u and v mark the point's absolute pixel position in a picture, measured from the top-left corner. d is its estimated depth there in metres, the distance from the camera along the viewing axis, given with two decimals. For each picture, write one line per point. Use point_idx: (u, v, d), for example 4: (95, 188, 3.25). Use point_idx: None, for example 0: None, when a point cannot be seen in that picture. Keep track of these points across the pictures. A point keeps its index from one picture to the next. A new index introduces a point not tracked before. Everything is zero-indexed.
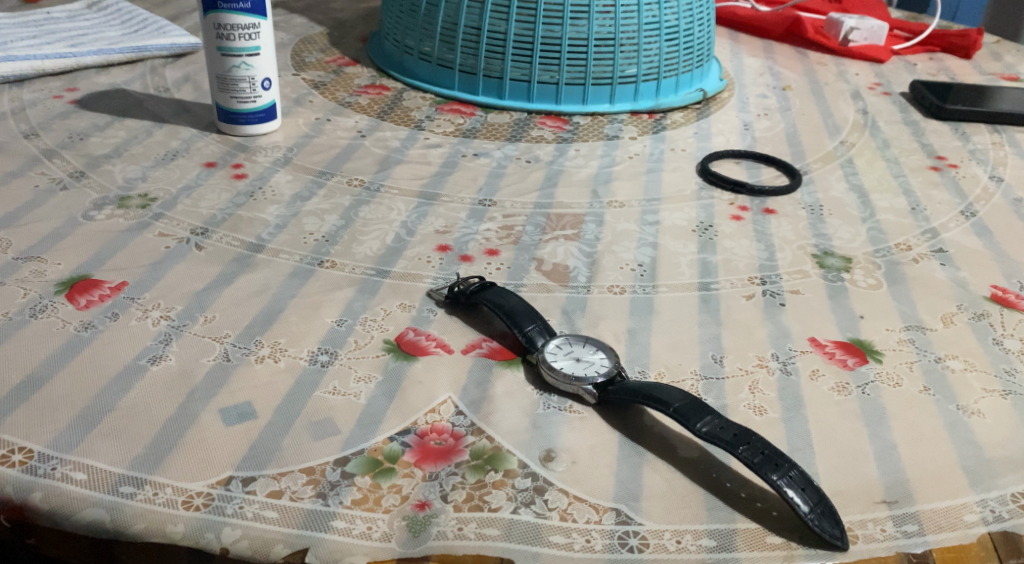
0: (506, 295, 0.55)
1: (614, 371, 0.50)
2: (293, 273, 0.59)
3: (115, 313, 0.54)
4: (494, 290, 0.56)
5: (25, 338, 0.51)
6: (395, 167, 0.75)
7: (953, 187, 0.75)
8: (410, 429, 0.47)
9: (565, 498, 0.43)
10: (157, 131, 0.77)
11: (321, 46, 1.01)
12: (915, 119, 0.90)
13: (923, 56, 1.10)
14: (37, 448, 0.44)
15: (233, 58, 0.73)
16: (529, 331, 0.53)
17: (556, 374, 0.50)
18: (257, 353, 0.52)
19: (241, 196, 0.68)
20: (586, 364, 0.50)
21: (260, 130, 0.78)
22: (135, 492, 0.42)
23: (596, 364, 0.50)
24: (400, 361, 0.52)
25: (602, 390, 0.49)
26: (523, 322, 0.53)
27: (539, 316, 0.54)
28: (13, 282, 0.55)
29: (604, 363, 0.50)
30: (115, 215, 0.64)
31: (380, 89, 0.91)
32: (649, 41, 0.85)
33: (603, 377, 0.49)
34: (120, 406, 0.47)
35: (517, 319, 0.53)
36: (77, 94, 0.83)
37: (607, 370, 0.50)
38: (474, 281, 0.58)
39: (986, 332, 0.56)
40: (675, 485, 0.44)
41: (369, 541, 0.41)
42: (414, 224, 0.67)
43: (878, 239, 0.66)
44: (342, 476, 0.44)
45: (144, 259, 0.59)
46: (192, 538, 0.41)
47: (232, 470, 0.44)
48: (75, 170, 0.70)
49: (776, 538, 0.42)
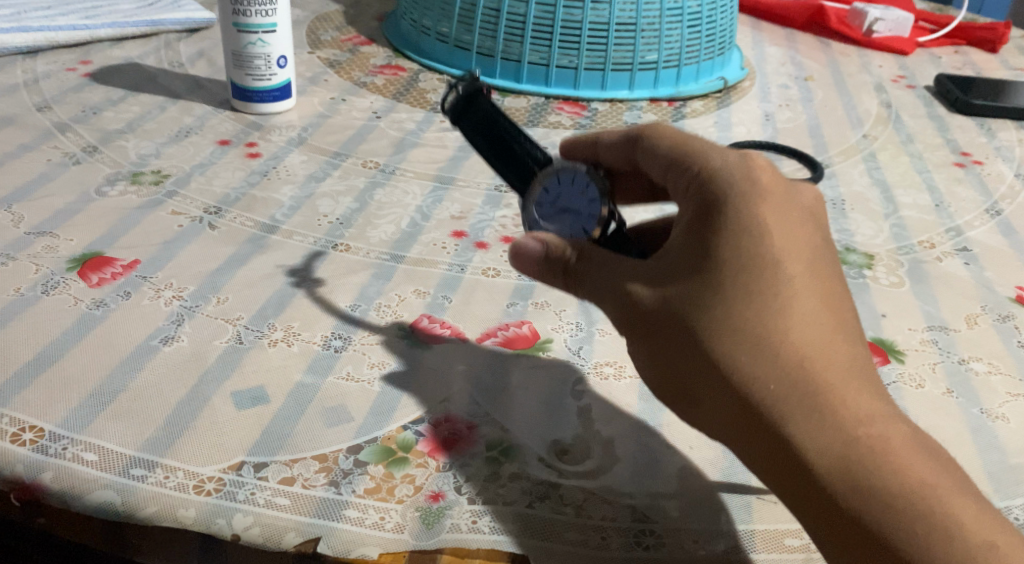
0: (498, 114, 0.49)
1: (602, 219, 0.47)
2: (307, 256, 0.59)
3: (127, 291, 0.53)
4: (482, 100, 0.49)
5: (36, 315, 0.50)
6: (410, 150, 0.74)
7: (978, 185, 0.74)
8: (424, 417, 0.47)
9: (580, 494, 0.43)
10: (171, 107, 0.77)
11: (337, 24, 0.99)
12: (939, 114, 0.88)
13: (948, 49, 1.09)
14: (49, 427, 0.44)
15: (249, 34, 0.73)
16: (519, 176, 0.48)
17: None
18: (270, 337, 0.51)
19: (255, 175, 0.68)
20: (571, 216, 0.47)
21: (274, 109, 0.77)
22: (145, 474, 0.42)
23: (582, 215, 0.47)
24: (414, 349, 0.51)
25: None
26: (513, 161, 0.48)
27: (530, 145, 0.48)
28: (25, 257, 0.55)
29: (590, 208, 0.47)
30: (128, 191, 0.63)
31: (396, 70, 0.89)
32: (671, 27, 0.84)
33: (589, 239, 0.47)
34: (132, 386, 0.46)
35: (506, 160, 0.49)
36: (90, 67, 0.82)
37: (594, 218, 0.47)
38: (462, 78, 0.50)
39: (1011, 335, 0.55)
40: (691, 483, 0.45)
41: (382, 531, 0.41)
42: (429, 209, 0.66)
43: (901, 235, 0.65)
44: (355, 465, 0.44)
45: (156, 237, 0.59)
46: (203, 523, 0.41)
47: (244, 455, 0.43)
48: (88, 145, 0.69)
49: (794, 540, 0.42)
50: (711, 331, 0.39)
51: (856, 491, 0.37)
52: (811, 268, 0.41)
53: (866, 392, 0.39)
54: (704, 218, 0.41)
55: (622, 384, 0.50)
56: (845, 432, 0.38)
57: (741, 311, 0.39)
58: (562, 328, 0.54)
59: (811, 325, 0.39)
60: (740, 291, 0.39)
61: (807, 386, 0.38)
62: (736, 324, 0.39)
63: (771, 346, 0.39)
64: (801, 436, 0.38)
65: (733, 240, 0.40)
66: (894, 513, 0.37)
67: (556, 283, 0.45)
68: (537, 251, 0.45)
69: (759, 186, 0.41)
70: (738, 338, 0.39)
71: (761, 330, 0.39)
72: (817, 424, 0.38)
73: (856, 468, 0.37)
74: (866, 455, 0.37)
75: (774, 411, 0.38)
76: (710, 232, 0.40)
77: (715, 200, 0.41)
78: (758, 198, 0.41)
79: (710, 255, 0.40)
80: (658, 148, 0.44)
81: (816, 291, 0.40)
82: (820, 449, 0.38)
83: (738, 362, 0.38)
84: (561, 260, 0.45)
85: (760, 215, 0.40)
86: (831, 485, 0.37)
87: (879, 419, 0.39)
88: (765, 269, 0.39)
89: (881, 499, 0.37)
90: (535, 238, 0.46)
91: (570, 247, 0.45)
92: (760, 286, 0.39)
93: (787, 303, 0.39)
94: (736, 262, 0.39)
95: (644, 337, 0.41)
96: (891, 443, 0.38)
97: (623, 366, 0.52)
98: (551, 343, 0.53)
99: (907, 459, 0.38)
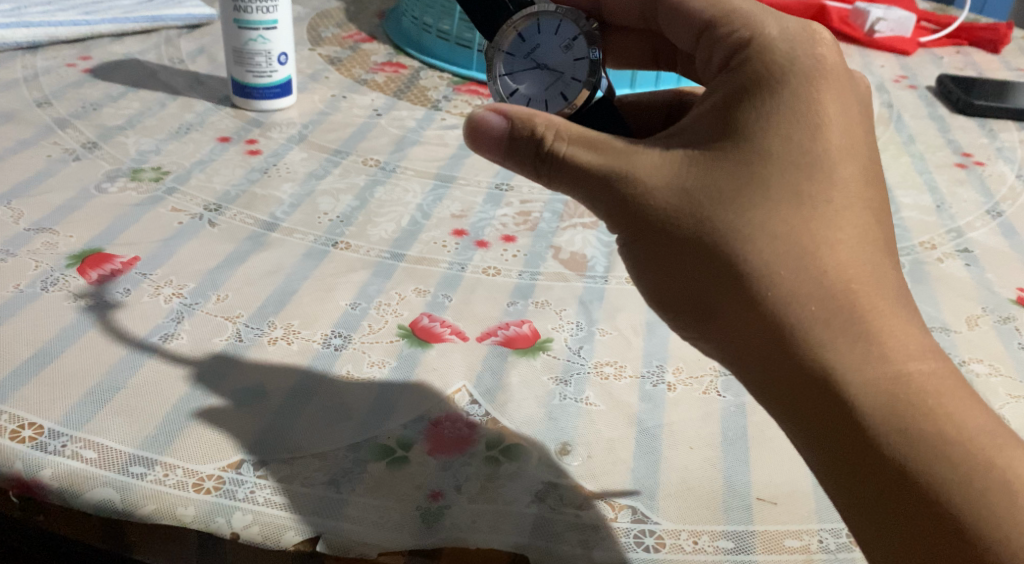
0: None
1: (585, 84, 0.50)
2: (307, 253, 0.58)
3: (127, 288, 0.53)
4: None
5: (35, 312, 0.50)
6: (411, 148, 0.74)
7: (979, 185, 0.74)
8: (424, 416, 0.47)
9: (580, 495, 0.43)
10: (171, 103, 0.76)
11: (338, 21, 0.99)
12: (941, 115, 0.88)
13: (950, 49, 1.09)
14: (47, 424, 0.43)
15: (250, 31, 0.73)
16: (495, 18, 0.50)
17: (512, 94, 0.51)
18: (270, 334, 0.51)
19: (255, 172, 0.67)
20: (553, 75, 0.50)
21: (274, 106, 0.77)
22: (145, 472, 0.42)
23: (565, 76, 0.50)
24: (414, 348, 0.51)
25: (571, 113, 0.50)
26: (488, 4, 0.50)
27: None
28: (24, 253, 0.55)
29: (575, 71, 0.50)
30: (128, 187, 0.63)
31: (397, 67, 0.89)
32: None
33: (569, 103, 0.50)
34: (131, 384, 0.46)
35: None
36: (90, 62, 0.82)
37: (579, 83, 0.50)
38: None
39: (1012, 337, 0.55)
40: (692, 484, 0.45)
41: (382, 530, 0.41)
42: (429, 207, 0.66)
43: (902, 236, 0.65)
44: (355, 463, 0.44)
45: (156, 235, 0.58)
46: (203, 521, 0.41)
47: (243, 454, 0.43)
48: (88, 141, 0.69)
49: (793, 541, 0.42)
50: (747, 231, 0.40)
51: (896, 428, 0.38)
52: (853, 184, 0.42)
53: (897, 318, 0.40)
54: (745, 106, 0.42)
55: (622, 384, 0.50)
56: (887, 364, 0.39)
57: (781, 211, 0.40)
58: (562, 327, 0.54)
59: (846, 240, 0.41)
60: (784, 191, 0.41)
61: (848, 305, 0.39)
62: (775, 224, 0.40)
63: (812, 248, 0.40)
64: (833, 350, 0.39)
65: (783, 134, 0.41)
66: (922, 447, 0.37)
67: (524, 166, 0.45)
68: (502, 127, 0.44)
69: (817, 74, 0.42)
70: (777, 245, 0.40)
71: (802, 240, 0.40)
72: (844, 340, 0.39)
73: (886, 383, 0.38)
74: (894, 377, 0.38)
75: (811, 327, 0.39)
76: (752, 125, 0.41)
77: (762, 83, 0.42)
78: (816, 85, 0.42)
79: (753, 150, 0.41)
80: (695, 12, 0.46)
81: (857, 209, 0.41)
82: (860, 376, 0.38)
83: (772, 264, 0.40)
84: (528, 140, 0.44)
85: (819, 112, 0.42)
86: (866, 417, 0.38)
87: (923, 356, 0.39)
88: (813, 175, 0.41)
89: (920, 438, 0.37)
90: (500, 113, 0.45)
91: (539, 126, 0.44)
92: (805, 188, 0.41)
93: (828, 211, 0.41)
94: (781, 162, 0.41)
95: (662, 241, 0.42)
96: (918, 371, 0.39)
97: (623, 366, 0.52)
98: (551, 342, 0.53)
99: (936, 389, 0.38)
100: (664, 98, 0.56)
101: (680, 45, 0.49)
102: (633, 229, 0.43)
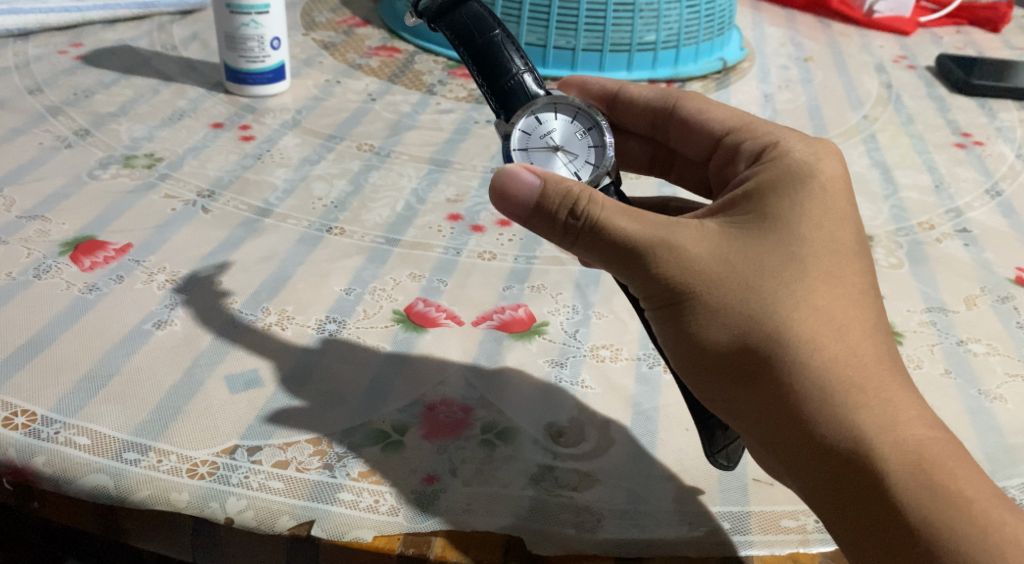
0: (486, 33, 0.48)
1: (601, 171, 0.47)
2: (301, 239, 0.58)
3: (120, 276, 0.53)
4: (468, 40, 0.48)
5: (27, 300, 0.50)
6: (406, 133, 0.73)
7: (978, 165, 0.73)
8: (420, 400, 0.47)
9: (575, 478, 0.43)
10: (164, 90, 0.76)
11: (332, 6, 0.98)
12: (941, 94, 0.87)
13: (950, 28, 1.08)
14: (40, 411, 0.43)
15: (242, 16, 0.72)
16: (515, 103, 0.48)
17: None
18: (264, 320, 0.51)
19: (249, 158, 0.67)
20: (567, 156, 0.47)
21: (269, 91, 0.76)
22: (139, 458, 0.42)
23: (579, 158, 0.48)
24: (409, 332, 0.51)
25: None
26: (506, 88, 0.48)
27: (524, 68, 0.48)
28: (16, 241, 0.54)
29: (590, 155, 0.48)
30: (120, 174, 0.63)
31: (392, 52, 0.89)
32: (671, 6, 0.82)
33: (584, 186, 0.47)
34: (123, 370, 0.46)
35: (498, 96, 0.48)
36: (82, 49, 0.81)
37: (594, 167, 0.47)
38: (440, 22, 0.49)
39: (1010, 316, 0.55)
40: (688, 466, 0.44)
41: (376, 514, 0.41)
42: (425, 192, 0.65)
43: (900, 217, 0.65)
44: (349, 449, 0.43)
45: (150, 222, 0.58)
46: (197, 507, 0.40)
47: (237, 439, 0.43)
48: (80, 128, 0.68)
49: (790, 522, 0.42)
50: (779, 306, 0.40)
51: (923, 497, 0.37)
52: (868, 269, 0.42)
53: (915, 394, 0.40)
54: (776, 190, 0.42)
55: (618, 366, 0.50)
56: (909, 434, 0.39)
57: (810, 288, 0.40)
58: (559, 311, 0.54)
59: (865, 319, 0.41)
60: (812, 270, 0.41)
61: (870, 381, 0.40)
62: (804, 299, 0.40)
63: (836, 325, 0.40)
64: (862, 420, 0.39)
65: (809, 217, 0.41)
66: (950, 515, 0.37)
67: (554, 228, 0.43)
68: (536, 186, 0.42)
69: (838, 170, 0.43)
70: (807, 321, 0.40)
71: (828, 317, 0.40)
72: (871, 411, 0.39)
73: (912, 452, 0.38)
74: (919, 448, 0.38)
75: (841, 399, 0.39)
76: (783, 207, 0.41)
77: (793, 173, 0.42)
78: (839, 180, 0.43)
79: (783, 229, 0.41)
80: (715, 123, 0.48)
81: (871, 293, 0.42)
82: (888, 447, 0.38)
83: (803, 338, 0.40)
84: (564, 202, 0.42)
85: (840, 199, 0.42)
86: (895, 482, 0.38)
87: (934, 425, 0.39)
88: (837, 257, 0.41)
89: (946, 502, 0.37)
90: (532, 171, 0.43)
91: (576, 187, 0.42)
92: (829, 268, 0.41)
93: (850, 291, 0.41)
94: (809, 243, 0.41)
95: (694, 313, 0.41)
96: (939, 444, 0.39)
97: (619, 349, 0.51)
98: (547, 325, 0.53)
99: (956, 459, 0.38)
100: (652, 201, 0.56)
101: (693, 155, 0.51)
102: (663, 298, 0.41)
